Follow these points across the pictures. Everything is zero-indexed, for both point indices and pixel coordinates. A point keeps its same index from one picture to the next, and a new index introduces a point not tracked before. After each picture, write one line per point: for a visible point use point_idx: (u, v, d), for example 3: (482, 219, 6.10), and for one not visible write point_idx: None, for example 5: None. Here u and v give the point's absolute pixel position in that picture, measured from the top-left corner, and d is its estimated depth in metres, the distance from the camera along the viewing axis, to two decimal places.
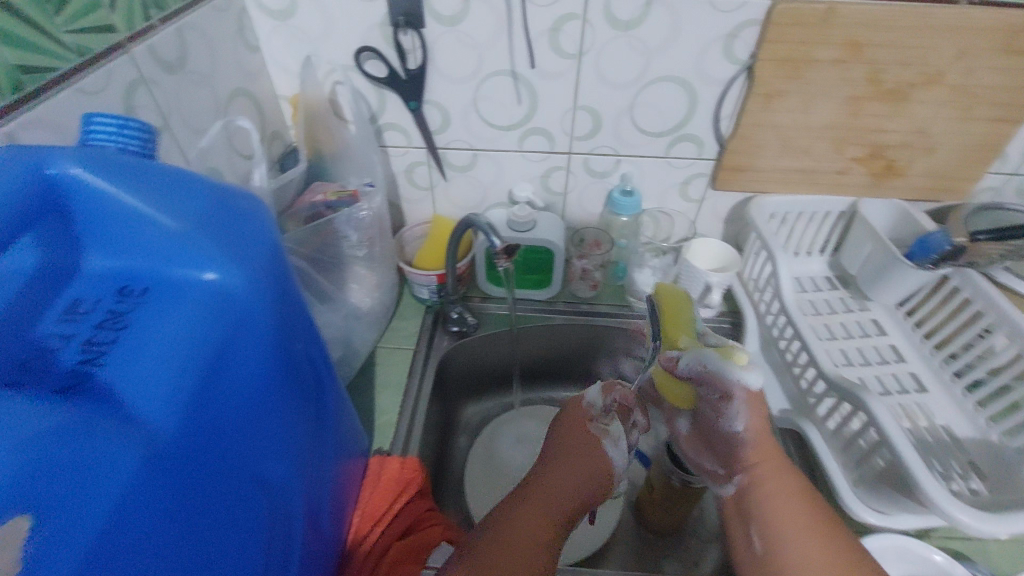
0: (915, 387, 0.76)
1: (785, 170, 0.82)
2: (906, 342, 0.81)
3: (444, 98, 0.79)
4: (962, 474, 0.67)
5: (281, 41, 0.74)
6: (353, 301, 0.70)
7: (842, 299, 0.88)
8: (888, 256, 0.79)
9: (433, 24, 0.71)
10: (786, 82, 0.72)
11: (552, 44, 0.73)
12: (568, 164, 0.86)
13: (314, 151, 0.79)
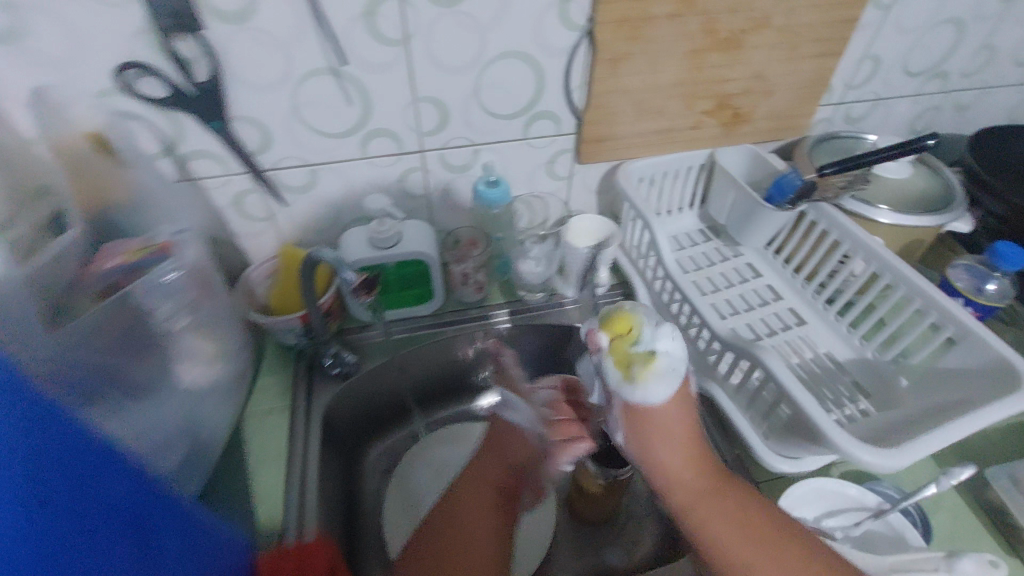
0: (795, 322, 0.81)
1: (645, 130, 0.79)
2: (779, 279, 0.86)
3: (260, 112, 0.66)
4: (851, 398, 0.73)
5: (13, 71, 0.55)
6: (187, 381, 0.62)
7: (717, 249, 0.91)
8: (749, 202, 0.81)
9: (218, 23, 0.57)
10: (640, 26, 0.66)
11: (366, 29, 0.61)
12: (423, 163, 0.76)
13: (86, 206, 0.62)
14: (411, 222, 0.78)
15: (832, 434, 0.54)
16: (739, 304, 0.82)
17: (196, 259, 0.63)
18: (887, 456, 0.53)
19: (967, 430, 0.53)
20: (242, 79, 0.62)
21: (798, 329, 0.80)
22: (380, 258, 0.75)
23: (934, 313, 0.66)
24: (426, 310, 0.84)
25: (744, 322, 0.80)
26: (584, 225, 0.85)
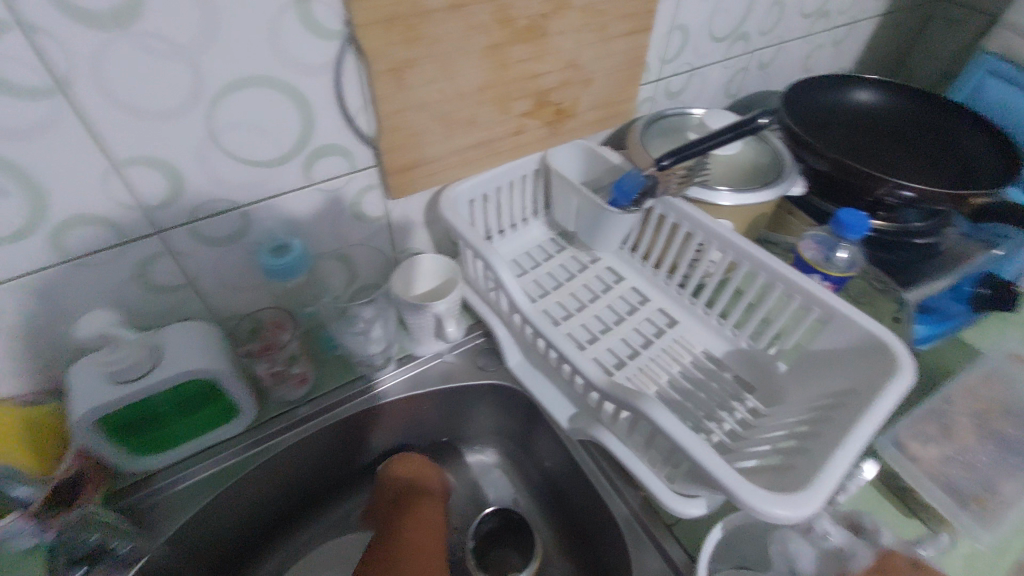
0: (666, 323, 0.65)
1: (596, 119, 0.67)
2: (644, 280, 0.69)
3: (148, 147, 0.42)
4: (738, 398, 0.59)
5: None
6: None
7: (572, 258, 0.71)
8: (594, 208, 0.63)
9: (73, 27, 0.34)
10: (603, 11, 0.56)
11: (304, 23, 0.42)
12: (383, 180, 0.56)
13: None
14: (361, 246, 0.60)
15: (741, 485, 0.40)
16: (636, 339, 0.63)
17: (51, 312, 0.46)
18: (805, 493, 0.40)
19: (862, 442, 0.43)
20: (93, 79, 0.37)
21: (672, 333, 0.64)
22: (125, 398, 0.45)
23: (817, 310, 0.54)
24: (242, 424, 0.55)
25: (619, 340, 0.62)
26: (569, 213, 0.68)
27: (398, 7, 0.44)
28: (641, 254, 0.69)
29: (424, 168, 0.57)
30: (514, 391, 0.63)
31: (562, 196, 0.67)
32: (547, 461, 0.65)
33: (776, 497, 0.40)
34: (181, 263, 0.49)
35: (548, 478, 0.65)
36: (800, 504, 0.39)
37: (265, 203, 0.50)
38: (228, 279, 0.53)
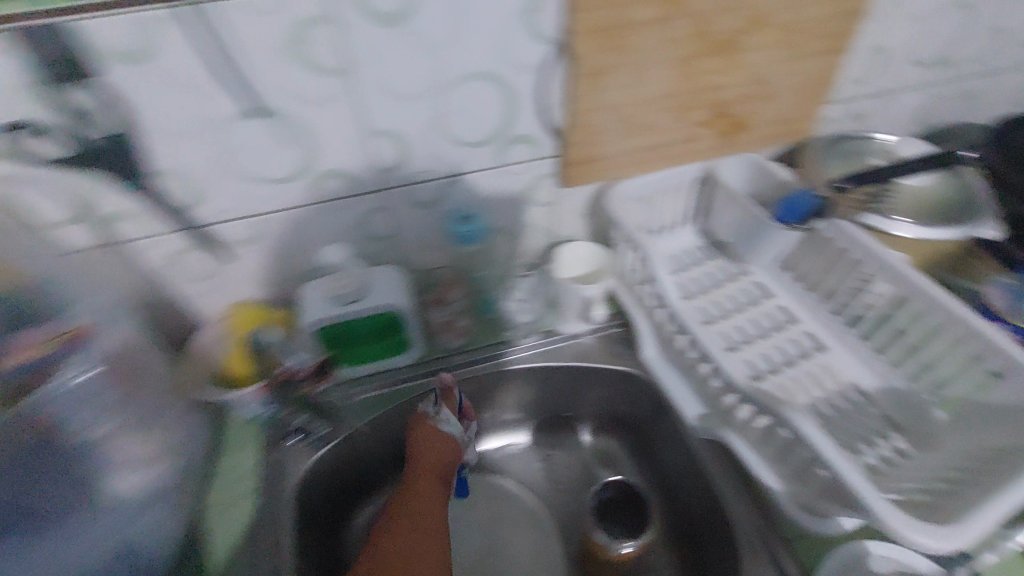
0: (812, 346, 0.64)
1: (769, 134, 0.68)
2: (795, 300, 0.68)
3: (391, 121, 0.52)
4: (883, 435, 0.57)
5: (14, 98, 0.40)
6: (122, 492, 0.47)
7: (722, 267, 0.72)
8: (755, 219, 0.65)
9: (367, 25, 0.44)
10: (800, 29, 0.57)
11: (529, 29, 0.49)
12: (560, 170, 0.62)
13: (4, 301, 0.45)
14: (527, 226, 0.67)
15: (884, 508, 0.42)
16: (778, 356, 0.63)
17: (295, 242, 0.58)
18: (952, 529, 0.41)
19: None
20: (367, 65, 0.47)
21: (817, 357, 0.63)
22: (339, 315, 0.57)
23: (996, 359, 0.50)
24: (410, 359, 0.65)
25: (759, 354, 0.63)
26: (727, 223, 0.70)
27: (609, 19, 0.50)
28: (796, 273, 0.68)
29: (599, 163, 0.63)
30: (645, 383, 0.67)
31: (721, 205, 0.69)
32: (663, 453, 0.66)
33: (919, 525, 0.41)
34: (390, 218, 0.60)
35: (663, 469, 0.67)
36: (947, 538, 0.40)
37: (462, 177, 0.59)
38: (418, 237, 0.63)
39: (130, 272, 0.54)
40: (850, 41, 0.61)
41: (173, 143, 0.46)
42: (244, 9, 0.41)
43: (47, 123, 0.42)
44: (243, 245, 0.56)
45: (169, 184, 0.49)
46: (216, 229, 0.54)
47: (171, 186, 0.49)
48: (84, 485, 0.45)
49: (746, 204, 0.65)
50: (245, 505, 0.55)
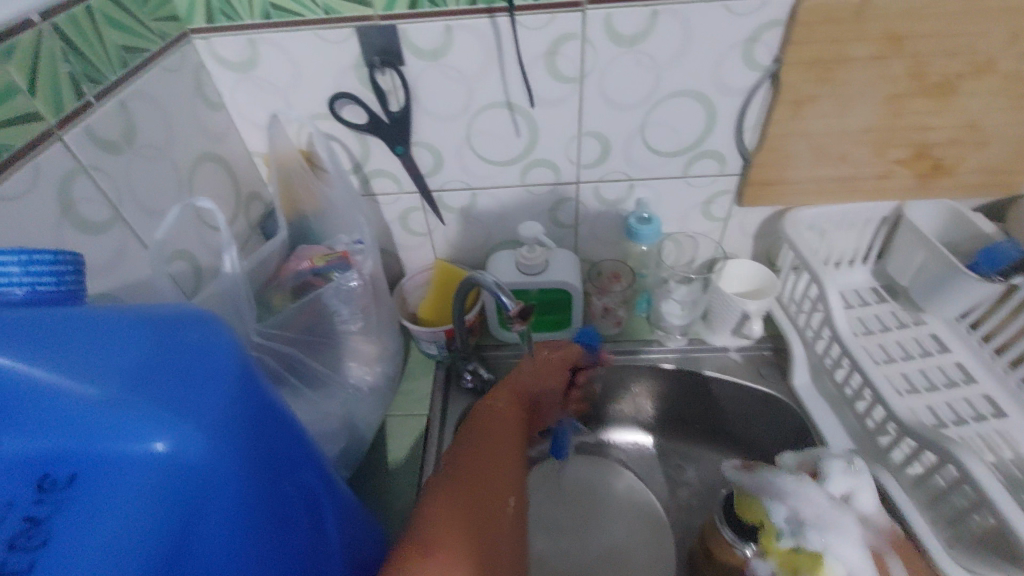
0: (989, 411, 0.61)
1: (977, 184, 0.65)
2: (975, 361, 0.64)
3: (602, 125, 0.60)
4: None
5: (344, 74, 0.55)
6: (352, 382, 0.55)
7: (893, 313, 0.70)
8: (945, 267, 0.63)
9: (607, 43, 0.53)
10: None
11: (745, 58, 0.55)
12: (740, 190, 0.67)
13: (298, 221, 0.61)
14: (696, 237, 0.72)
15: None
16: (945, 411, 0.61)
17: (497, 217, 0.69)
18: None
19: None
20: (597, 76, 0.56)
21: (993, 422, 0.59)
22: (521, 283, 0.66)
23: None
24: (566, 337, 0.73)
25: (923, 405, 0.61)
26: (908, 268, 0.68)
27: (825, 53, 0.53)
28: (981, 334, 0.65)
29: (782, 188, 0.65)
30: (788, 408, 0.68)
31: (905, 249, 0.68)
32: None
33: None
34: (577, 209, 0.69)
35: None
36: None
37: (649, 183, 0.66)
38: (597, 231, 0.71)
39: (375, 219, 0.69)
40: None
41: (435, 123, 0.59)
42: (519, 26, 0.52)
43: (360, 95, 0.56)
44: (457, 212, 0.69)
45: (422, 154, 0.62)
46: (442, 196, 0.67)
47: (423, 156, 0.63)
48: (331, 364, 0.53)
49: (937, 250, 0.63)
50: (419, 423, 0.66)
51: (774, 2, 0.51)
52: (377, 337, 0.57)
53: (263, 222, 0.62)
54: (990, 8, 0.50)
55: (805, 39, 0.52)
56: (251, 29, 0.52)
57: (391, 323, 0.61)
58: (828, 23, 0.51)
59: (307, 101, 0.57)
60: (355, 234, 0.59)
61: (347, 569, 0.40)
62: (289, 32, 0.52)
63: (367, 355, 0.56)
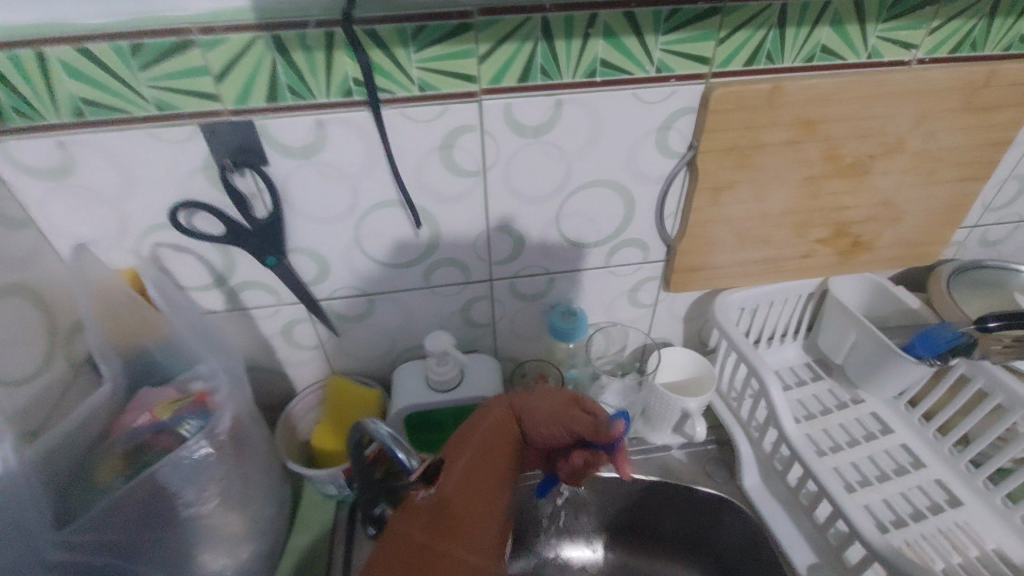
0: (944, 499, 0.57)
1: (895, 257, 0.64)
2: (918, 441, 0.61)
3: (512, 219, 0.54)
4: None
5: (191, 178, 0.45)
6: (212, 572, 0.42)
7: (832, 393, 0.67)
8: (875, 347, 0.60)
9: (509, 135, 0.47)
10: (937, 159, 0.55)
11: (659, 145, 0.50)
12: (667, 276, 0.62)
13: (140, 353, 0.48)
14: (625, 326, 0.66)
15: None
16: (902, 505, 0.56)
17: (402, 322, 0.60)
18: None
19: None
20: (501, 169, 0.49)
21: (951, 513, 0.56)
22: (434, 402, 0.56)
23: None
24: None
25: (879, 501, 0.57)
26: (842, 348, 0.65)
27: (740, 140, 0.50)
28: (922, 414, 0.62)
29: (708, 273, 0.61)
30: (741, 511, 0.61)
31: (835, 326, 0.65)
32: None
33: None
34: (493, 307, 0.61)
35: None
36: None
37: (570, 275, 0.60)
38: (518, 328, 0.64)
39: (252, 336, 0.57)
40: (992, 171, 0.57)
41: (316, 226, 0.50)
42: (405, 119, 0.45)
43: (216, 200, 0.46)
44: (354, 321, 0.59)
45: (303, 261, 0.52)
46: (334, 304, 0.57)
47: (305, 264, 0.53)
48: (176, 557, 0.41)
49: (867, 329, 0.61)
50: None
51: (684, 90, 0.47)
52: (245, 505, 0.45)
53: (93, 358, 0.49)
54: (896, 91, 0.49)
55: (719, 126, 0.49)
56: (60, 130, 0.41)
57: (269, 473, 0.49)
58: (741, 109, 0.48)
59: (144, 211, 0.46)
60: (217, 370, 0.47)
61: None
62: (112, 132, 0.41)
63: (230, 533, 0.44)
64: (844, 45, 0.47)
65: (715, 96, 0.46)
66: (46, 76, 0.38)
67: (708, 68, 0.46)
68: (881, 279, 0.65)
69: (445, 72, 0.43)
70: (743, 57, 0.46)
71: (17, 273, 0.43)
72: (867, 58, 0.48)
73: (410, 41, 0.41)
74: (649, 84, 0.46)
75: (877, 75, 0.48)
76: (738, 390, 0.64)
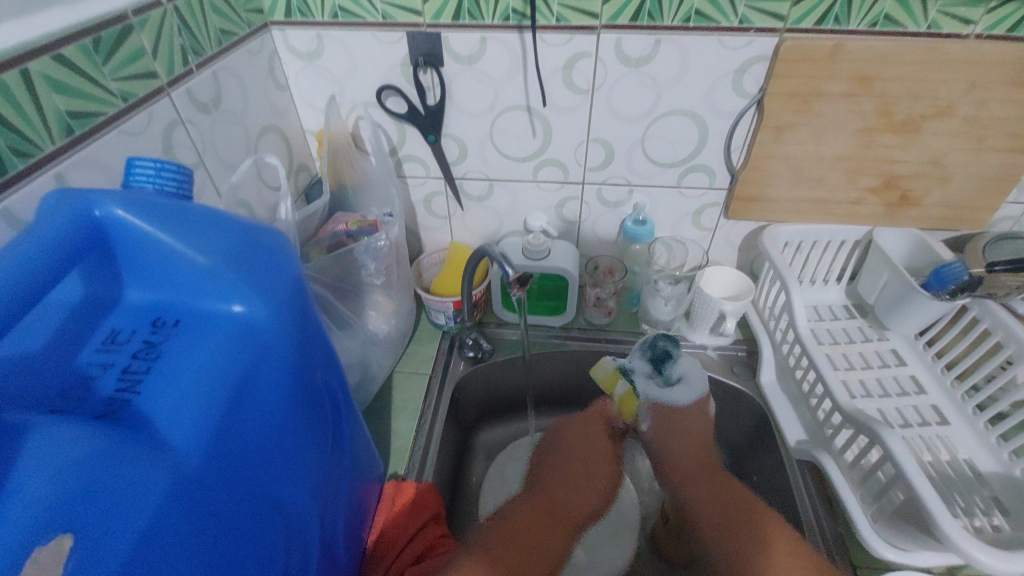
0: (935, 419, 0.67)
1: (939, 216, 0.72)
2: (927, 374, 0.71)
3: (607, 134, 0.70)
4: (985, 510, 0.58)
5: (391, 70, 0.65)
6: (370, 328, 0.64)
7: (860, 329, 0.78)
8: (901, 285, 0.70)
9: (616, 64, 0.63)
10: (988, 126, 0.63)
11: (734, 86, 0.64)
12: (727, 203, 0.75)
13: (338, 189, 0.71)
14: (686, 243, 0.81)
15: (943, 517, 0.48)
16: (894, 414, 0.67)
17: (510, 207, 0.79)
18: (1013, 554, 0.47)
19: None
20: (606, 91, 0.65)
21: (937, 428, 0.66)
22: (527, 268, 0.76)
23: None
24: (558, 321, 0.82)
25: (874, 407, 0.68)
26: (875, 289, 0.76)
27: (803, 87, 0.62)
28: (935, 351, 0.72)
29: (762, 204, 0.74)
30: (753, 401, 0.75)
31: (873, 269, 0.75)
32: (761, 480, 0.72)
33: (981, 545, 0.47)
34: (582, 207, 0.78)
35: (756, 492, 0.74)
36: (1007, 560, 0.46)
37: (646, 189, 0.75)
38: (598, 229, 0.80)
39: (404, 199, 0.79)
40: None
41: (464, 117, 0.69)
42: (542, 42, 0.62)
43: (403, 89, 0.67)
44: (475, 200, 0.78)
45: (449, 144, 0.72)
46: (464, 184, 0.77)
47: (451, 147, 0.72)
48: (353, 312, 0.63)
49: (898, 270, 0.71)
50: (420, 379, 0.75)
51: (760, 40, 0.60)
52: (394, 295, 0.67)
53: (306, 188, 0.74)
54: (949, 59, 0.58)
55: (785, 74, 0.61)
56: (320, 26, 0.62)
57: (407, 286, 0.71)
58: (806, 61, 0.60)
59: (357, 90, 0.67)
60: (385, 207, 0.68)
61: (352, 488, 0.49)
62: (350, 30, 0.62)
63: (384, 308, 0.66)
64: (905, 16, 0.57)
65: (784, 48, 0.59)
66: None
67: (782, 24, 0.58)
68: (924, 234, 0.73)
69: (576, 8, 0.59)
70: (815, 17, 0.58)
71: (277, 119, 0.66)
72: (926, 29, 0.57)
73: None
74: (732, 33, 0.59)
75: (932, 44, 0.58)
76: (770, 307, 0.77)
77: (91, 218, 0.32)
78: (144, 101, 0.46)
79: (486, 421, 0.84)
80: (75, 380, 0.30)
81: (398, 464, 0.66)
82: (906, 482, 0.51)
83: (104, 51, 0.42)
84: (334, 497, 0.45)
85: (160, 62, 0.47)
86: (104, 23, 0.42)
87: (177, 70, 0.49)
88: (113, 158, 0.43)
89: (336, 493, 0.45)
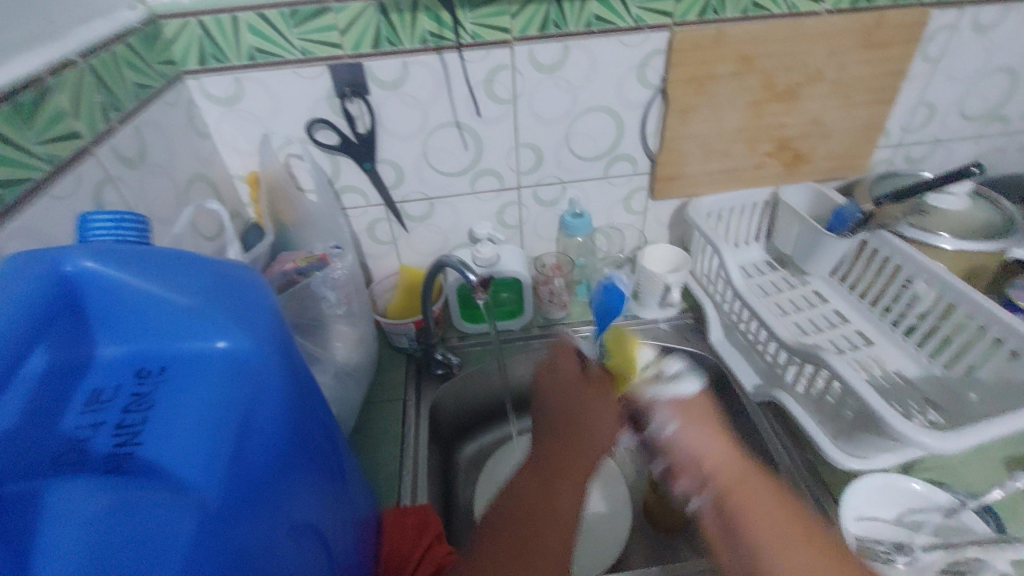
0: (862, 341, 0.75)
1: (828, 168, 0.83)
2: (847, 305, 0.80)
3: (535, 139, 0.74)
4: (920, 410, 0.66)
5: (316, 104, 0.66)
6: (340, 358, 0.64)
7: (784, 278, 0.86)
8: (811, 231, 0.79)
9: (533, 71, 0.67)
10: (851, 84, 0.73)
11: (639, 79, 0.70)
12: (651, 185, 0.82)
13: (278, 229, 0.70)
14: (622, 228, 0.87)
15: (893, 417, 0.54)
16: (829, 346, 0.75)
17: (453, 222, 0.81)
18: (953, 435, 0.53)
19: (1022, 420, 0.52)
20: (526, 98, 0.70)
21: (866, 349, 0.74)
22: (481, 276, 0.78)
23: (997, 328, 0.60)
24: (518, 323, 0.85)
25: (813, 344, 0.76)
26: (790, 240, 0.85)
27: (697, 72, 0.69)
28: (849, 285, 0.81)
29: (682, 181, 0.81)
30: (710, 360, 0.81)
31: (785, 223, 0.84)
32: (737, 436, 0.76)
33: (929, 432, 0.53)
34: (521, 211, 0.82)
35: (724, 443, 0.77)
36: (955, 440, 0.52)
37: (578, 183, 0.80)
38: (539, 227, 0.85)
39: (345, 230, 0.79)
40: (897, 94, 0.76)
41: (396, 141, 0.71)
42: (461, 59, 0.65)
43: (332, 121, 0.67)
44: (418, 219, 0.80)
45: (385, 169, 0.73)
46: (402, 205, 0.78)
47: (386, 171, 0.74)
48: (319, 345, 0.62)
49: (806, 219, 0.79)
50: (395, 405, 0.75)
51: (655, 36, 0.67)
52: (356, 323, 0.67)
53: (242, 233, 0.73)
54: (811, 32, 0.68)
55: (681, 63, 0.68)
56: (238, 70, 0.62)
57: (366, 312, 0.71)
58: (696, 49, 0.67)
59: (285, 127, 0.67)
60: (332, 239, 0.68)
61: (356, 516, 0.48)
62: (269, 69, 0.62)
63: (349, 337, 0.66)
64: (769, 1, 0.66)
65: (676, 41, 0.66)
66: (236, 32, 0.59)
67: (670, 19, 0.65)
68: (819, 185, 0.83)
69: (488, 26, 0.63)
70: (697, 10, 0.65)
71: (204, 168, 0.64)
72: (787, 9, 0.67)
73: (467, 4, 0.61)
74: (629, 32, 0.66)
75: (795, 22, 0.67)
76: (706, 273, 0.84)
77: (59, 274, 0.31)
78: (69, 162, 0.44)
79: (465, 438, 0.83)
80: (65, 446, 0.29)
81: (390, 493, 0.64)
82: (855, 394, 0.58)
83: (25, 115, 0.40)
84: (344, 528, 0.45)
85: (81, 121, 0.46)
86: (18, 87, 0.40)
87: (98, 127, 0.48)
88: (46, 224, 0.41)
89: (345, 522, 0.45)
